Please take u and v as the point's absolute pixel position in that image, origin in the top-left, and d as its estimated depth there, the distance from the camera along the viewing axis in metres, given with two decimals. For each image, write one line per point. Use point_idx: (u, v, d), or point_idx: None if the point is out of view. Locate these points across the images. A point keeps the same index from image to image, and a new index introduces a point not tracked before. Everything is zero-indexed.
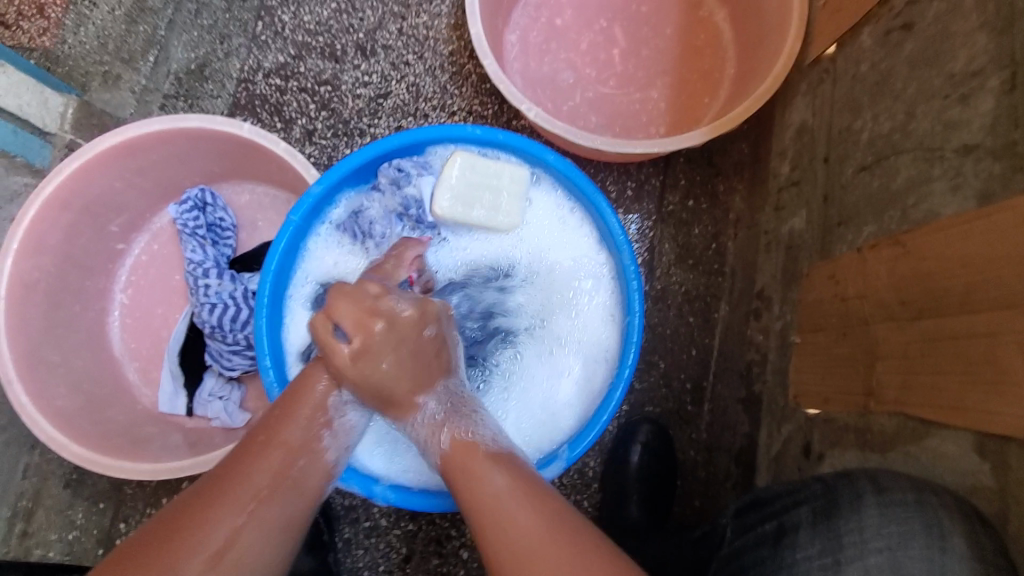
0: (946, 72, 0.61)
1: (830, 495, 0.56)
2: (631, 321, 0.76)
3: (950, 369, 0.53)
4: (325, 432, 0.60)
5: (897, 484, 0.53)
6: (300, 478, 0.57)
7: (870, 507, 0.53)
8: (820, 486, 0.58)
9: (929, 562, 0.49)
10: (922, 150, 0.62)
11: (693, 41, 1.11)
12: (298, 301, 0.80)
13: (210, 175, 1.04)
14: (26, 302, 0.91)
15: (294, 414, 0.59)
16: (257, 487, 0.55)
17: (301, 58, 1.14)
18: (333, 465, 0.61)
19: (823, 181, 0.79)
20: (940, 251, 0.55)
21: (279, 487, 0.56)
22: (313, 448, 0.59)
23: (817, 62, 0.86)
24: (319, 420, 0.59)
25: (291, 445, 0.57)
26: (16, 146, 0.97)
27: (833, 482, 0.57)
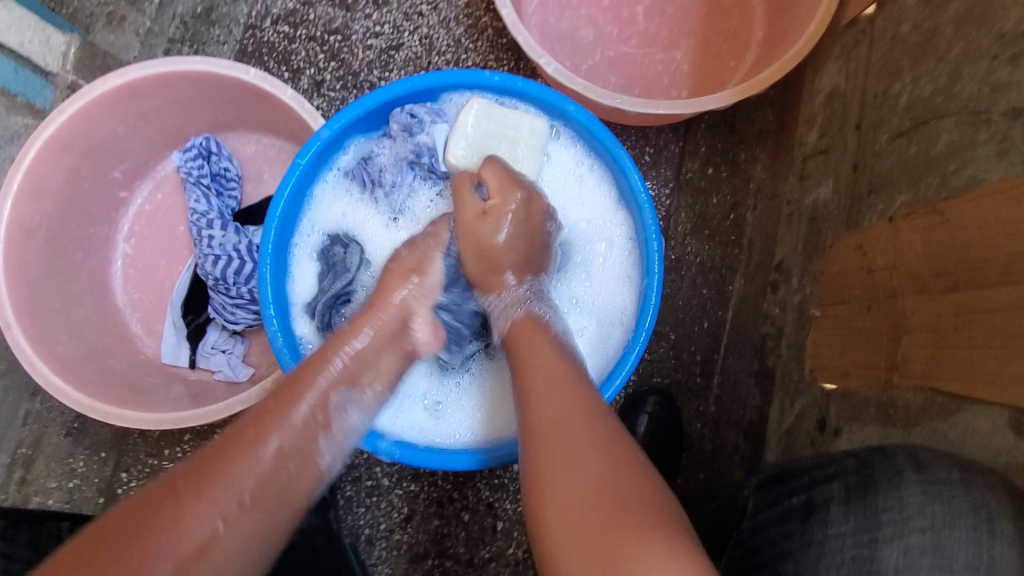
0: (997, 31, 0.57)
1: (865, 471, 0.54)
2: (649, 282, 0.73)
3: (986, 343, 0.50)
4: (322, 434, 0.60)
5: (939, 461, 0.51)
6: (289, 483, 0.56)
7: (912, 486, 0.51)
8: (852, 462, 0.56)
9: (976, 543, 0.49)
10: (967, 113, 0.58)
11: (721, 1, 1.06)
12: (304, 250, 0.78)
13: (216, 124, 1.01)
14: (27, 246, 0.89)
15: (291, 413, 0.58)
16: (241, 490, 0.53)
17: (310, 5, 1.09)
18: (325, 469, 0.60)
19: (854, 148, 0.76)
20: (984, 219, 0.52)
21: (266, 492, 0.54)
22: (307, 451, 0.58)
23: (854, 22, 0.82)
24: (319, 420, 0.59)
25: (283, 450, 0.56)
26: (18, 84, 0.94)
27: (867, 457, 0.55)
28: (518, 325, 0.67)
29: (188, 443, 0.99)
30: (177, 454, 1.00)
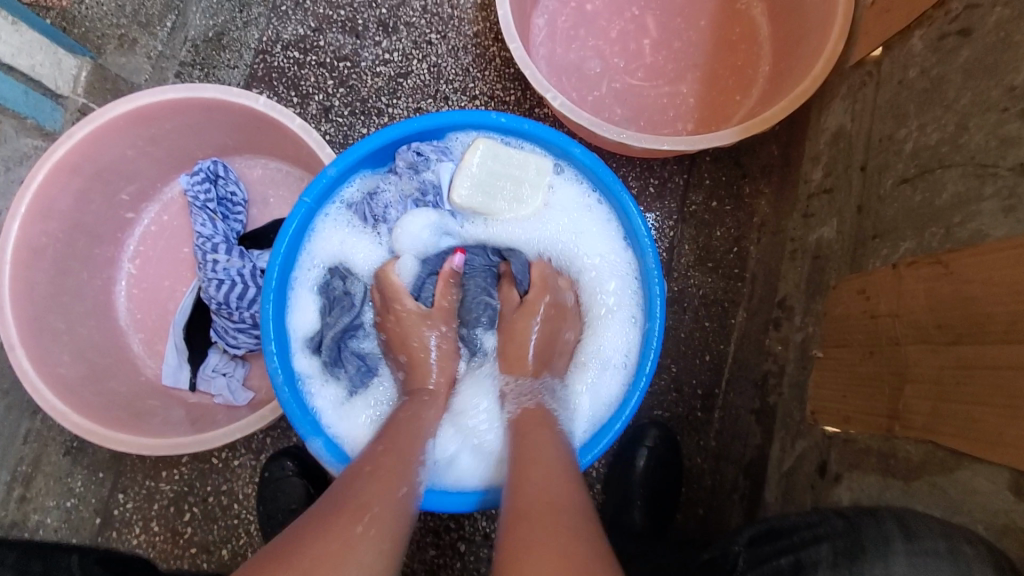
0: (1005, 84, 0.56)
1: (853, 535, 0.52)
2: (651, 327, 0.73)
3: (989, 402, 0.50)
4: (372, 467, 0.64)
5: (928, 531, 0.50)
6: None
7: (899, 554, 0.49)
8: (841, 522, 0.55)
9: None
10: (973, 165, 0.58)
11: (727, 36, 1.07)
12: (306, 284, 0.78)
13: (224, 148, 1.02)
14: (33, 267, 0.90)
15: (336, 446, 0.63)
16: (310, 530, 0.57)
17: (321, 32, 1.11)
18: None
19: (858, 191, 0.76)
20: (987, 275, 0.51)
21: None
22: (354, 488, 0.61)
23: (860, 64, 0.82)
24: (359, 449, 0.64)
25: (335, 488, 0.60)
26: (28, 108, 0.94)
27: (856, 519, 0.54)
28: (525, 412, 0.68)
29: (185, 465, 0.99)
30: (174, 476, 1.00)
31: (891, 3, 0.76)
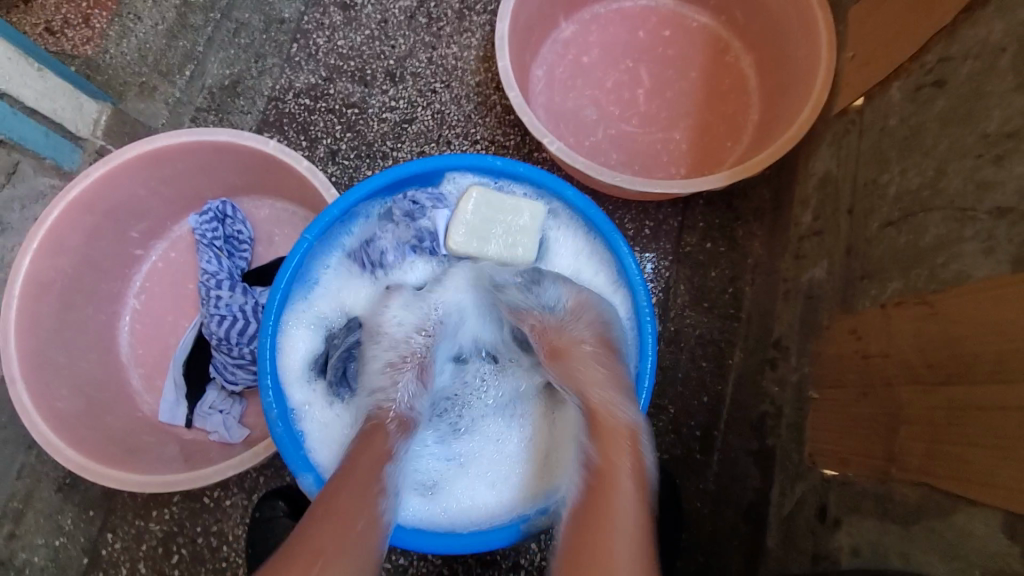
0: (979, 132, 0.59)
1: None
2: (643, 366, 0.74)
3: (980, 441, 0.49)
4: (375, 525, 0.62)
5: None
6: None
7: None
8: None
9: None
10: (953, 209, 0.59)
11: (718, 86, 1.12)
12: (301, 327, 0.79)
13: (233, 188, 1.06)
14: (40, 301, 0.92)
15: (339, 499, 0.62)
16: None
17: (332, 81, 1.17)
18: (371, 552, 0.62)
19: (847, 233, 0.78)
20: (972, 314, 0.52)
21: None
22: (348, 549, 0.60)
23: (844, 113, 0.86)
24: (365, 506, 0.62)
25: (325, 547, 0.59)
26: (48, 148, 0.98)
27: None
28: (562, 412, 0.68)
29: (177, 504, 0.98)
30: (165, 515, 0.98)
31: (870, 57, 0.80)
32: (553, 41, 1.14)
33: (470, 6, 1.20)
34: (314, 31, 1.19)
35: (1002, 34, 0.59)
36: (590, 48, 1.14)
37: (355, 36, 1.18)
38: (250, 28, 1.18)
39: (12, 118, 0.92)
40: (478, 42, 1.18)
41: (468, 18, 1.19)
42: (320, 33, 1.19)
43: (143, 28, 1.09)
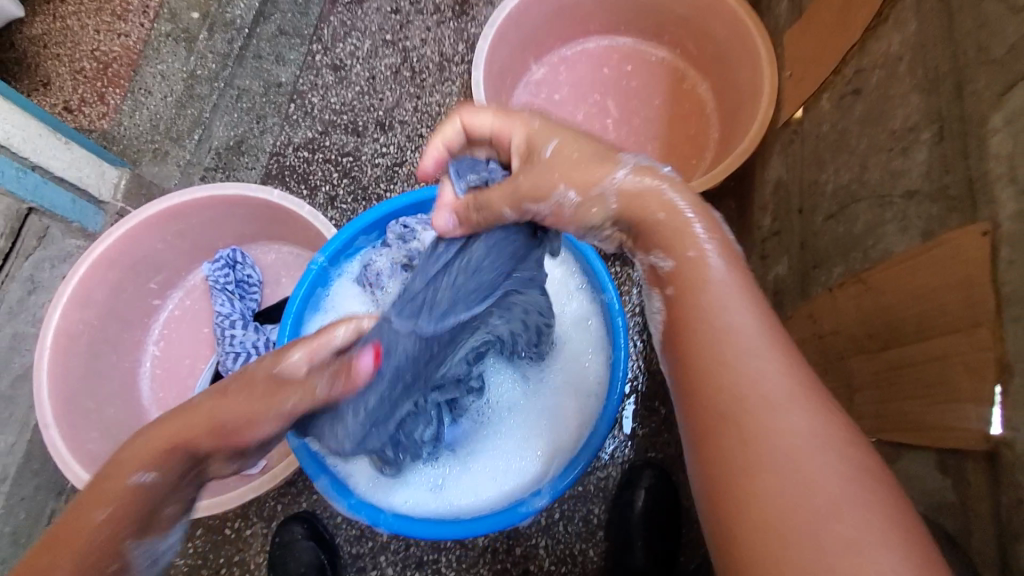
0: (889, 130, 0.68)
1: None
2: (618, 354, 0.80)
3: (916, 394, 0.55)
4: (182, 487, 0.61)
5: None
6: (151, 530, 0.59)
7: None
8: None
9: None
10: (876, 197, 0.68)
11: (679, 111, 1.22)
12: None
13: (242, 237, 1.15)
14: (70, 352, 0.99)
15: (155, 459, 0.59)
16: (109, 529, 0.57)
17: (327, 134, 1.28)
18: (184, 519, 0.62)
19: (799, 229, 0.85)
20: (897, 284, 0.59)
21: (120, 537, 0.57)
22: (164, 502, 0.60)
23: (787, 125, 0.95)
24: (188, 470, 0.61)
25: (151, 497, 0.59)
26: (74, 213, 1.08)
27: None
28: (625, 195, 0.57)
29: (199, 538, 1.01)
30: (189, 550, 1.00)
31: (803, 74, 0.90)
32: (525, 83, 1.26)
33: (448, 58, 1.32)
34: (309, 92, 1.31)
35: (899, 46, 0.68)
36: (560, 87, 1.25)
37: (346, 93, 1.31)
38: (250, 92, 1.31)
39: (44, 187, 1.02)
40: (458, 89, 1.30)
41: (447, 69, 1.31)
42: (315, 93, 1.31)
43: (155, 101, 1.24)
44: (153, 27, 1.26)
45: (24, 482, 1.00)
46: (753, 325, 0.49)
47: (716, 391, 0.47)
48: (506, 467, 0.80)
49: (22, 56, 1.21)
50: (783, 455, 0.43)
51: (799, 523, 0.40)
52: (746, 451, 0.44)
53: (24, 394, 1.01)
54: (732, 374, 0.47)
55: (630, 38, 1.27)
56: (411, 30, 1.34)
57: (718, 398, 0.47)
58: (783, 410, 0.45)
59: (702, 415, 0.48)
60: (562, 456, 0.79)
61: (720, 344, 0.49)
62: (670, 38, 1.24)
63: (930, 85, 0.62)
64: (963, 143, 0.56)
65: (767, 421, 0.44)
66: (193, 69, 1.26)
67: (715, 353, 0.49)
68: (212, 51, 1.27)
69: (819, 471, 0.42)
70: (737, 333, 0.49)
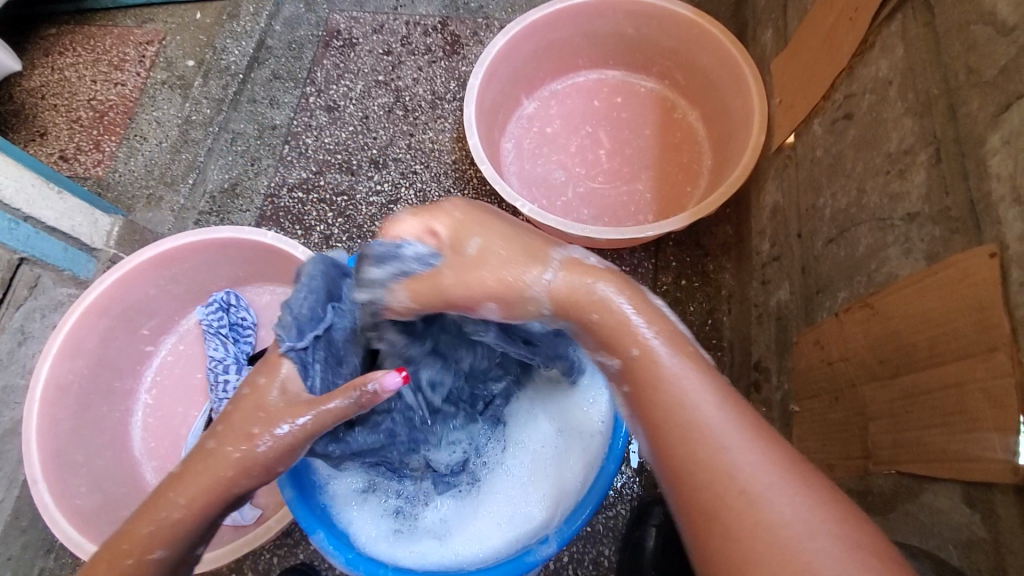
0: (884, 152, 0.67)
1: None
2: None
3: (933, 424, 0.53)
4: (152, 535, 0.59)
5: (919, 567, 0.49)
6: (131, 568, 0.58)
7: None
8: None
9: None
10: (876, 221, 0.67)
11: (671, 140, 1.23)
12: None
13: (236, 280, 1.13)
14: (60, 404, 0.97)
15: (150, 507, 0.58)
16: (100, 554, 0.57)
17: (321, 173, 1.28)
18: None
19: (800, 254, 0.84)
20: (905, 309, 0.57)
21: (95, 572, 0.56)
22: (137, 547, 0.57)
23: (780, 150, 0.95)
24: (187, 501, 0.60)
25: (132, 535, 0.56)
26: (65, 261, 1.05)
27: None
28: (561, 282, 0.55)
29: None
30: None
31: (793, 100, 0.90)
32: (517, 118, 1.27)
33: (440, 96, 1.34)
34: (303, 133, 1.32)
35: (888, 70, 0.68)
36: (552, 120, 1.27)
37: (340, 133, 1.32)
38: (245, 135, 1.31)
39: (35, 238, 1.00)
40: (451, 126, 1.31)
41: (440, 106, 1.33)
42: (309, 134, 1.32)
43: (149, 146, 1.27)
44: (148, 76, 1.34)
45: (12, 540, 0.95)
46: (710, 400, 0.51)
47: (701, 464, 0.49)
48: (514, 513, 0.77)
49: (21, 108, 1.30)
50: (744, 495, 0.47)
51: (765, 554, 0.45)
52: (729, 512, 0.47)
53: (13, 449, 0.98)
54: (706, 432, 0.49)
55: (619, 71, 1.29)
56: (403, 71, 1.37)
57: (681, 453, 0.50)
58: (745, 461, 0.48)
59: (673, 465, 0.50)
60: (568, 501, 0.75)
61: (679, 407, 0.51)
62: (658, 69, 1.26)
63: (923, 108, 0.62)
64: (961, 164, 0.56)
65: (732, 456, 0.48)
66: (188, 114, 1.30)
67: (682, 409, 0.51)
68: (208, 96, 1.32)
69: (788, 510, 0.45)
70: (700, 405, 0.51)
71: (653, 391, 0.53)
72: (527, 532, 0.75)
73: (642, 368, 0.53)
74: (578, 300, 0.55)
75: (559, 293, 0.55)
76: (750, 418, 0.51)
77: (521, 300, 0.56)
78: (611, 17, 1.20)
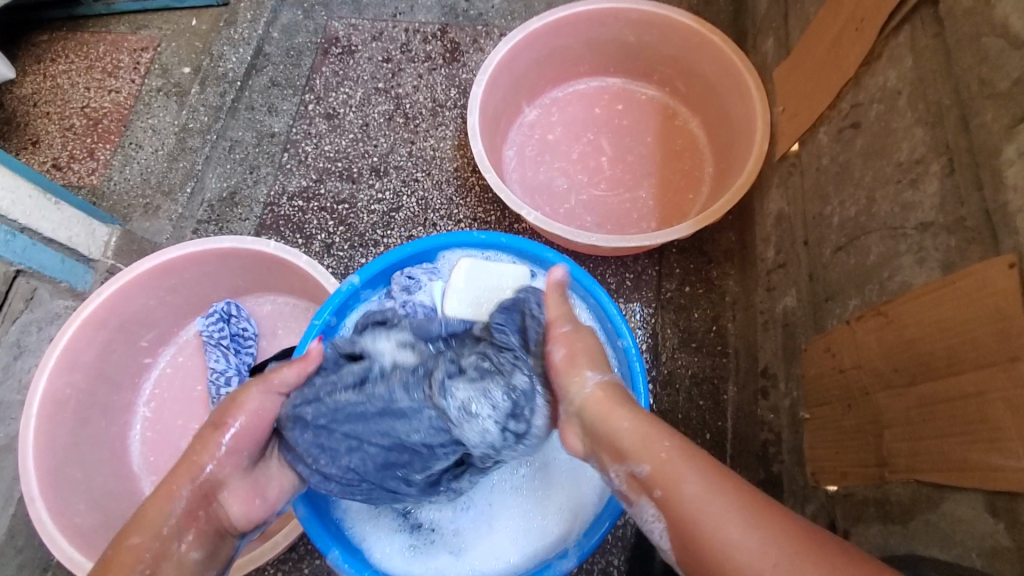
0: (894, 161, 0.68)
1: None
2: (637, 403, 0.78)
3: (953, 433, 0.53)
4: None
5: None
6: None
7: None
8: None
9: None
10: (887, 229, 0.68)
11: (673, 147, 1.23)
12: None
13: (236, 289, 1.12)
14: (57, 418, 0.95)
15: None
16: None
17: (322, 181, 1.27)
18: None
19: (807, 262, 0.85)
20: (921, 317, 0.58)
21: None
22: None
23: (784, 157, 0.96)
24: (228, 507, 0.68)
25: None
26: (63, 273, 1.02)
27: None
28: (597, 390, 0.65)
29: None
30: None
31: (797, 109, 0.91)
32: (519, 125, 1.27)
33: (441, 103, 1.34)
34: (303, 140, 1.31)
35: (897, 80, 0.69)
36: (554, 127, 1.27)
37: (340, 141, 1.31)
38: (243, 143, 1.30)
39: (32, 249, 0.97)
40: (452, 133, 1.31)
41: (441, 114, 1.33)
42: (309, 141, 1.31)
43: (145, 155, 1.25)
44: (143, 83, 1.32)
45: (8, 560, 0.93)
46: (716, 490, 0.51)
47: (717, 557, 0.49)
48: (530, 527, 0.76)
49: (12, 115, 1.28)
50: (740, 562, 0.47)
51: None
52: None
53: (8, 466, 0.95)
54: (685, 488, 0.53)
55: (620, 78, 1.30)
56: (403, 78, 1.36)
57: (700, 551, 0.50)
58: (754, 537, 0.47)
59: (685, 549, 0.52)
60: (586, 514, 0.75)
61: (689, 502, 0.52)
62: (659, 76, 1.26)
63: (935, 118, 0.62)
64: (976, 175, 0.56)
65: (711, 516, 0.50)
66: (185, 122, 1.27)
67: (684, 502, 0.52)
68: (204, 104, 1.29)
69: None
70: (704, 491, 0.52)
71: (660, 489, 0.54)
72: (544, 548, 0.75)
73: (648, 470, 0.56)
74: (608, 406, 0.63)
75: (598, 396, 0.64)
76: (768, 512, 0.49)
77: (573, 376, 0.66)
78: (613, 25, 1.20)
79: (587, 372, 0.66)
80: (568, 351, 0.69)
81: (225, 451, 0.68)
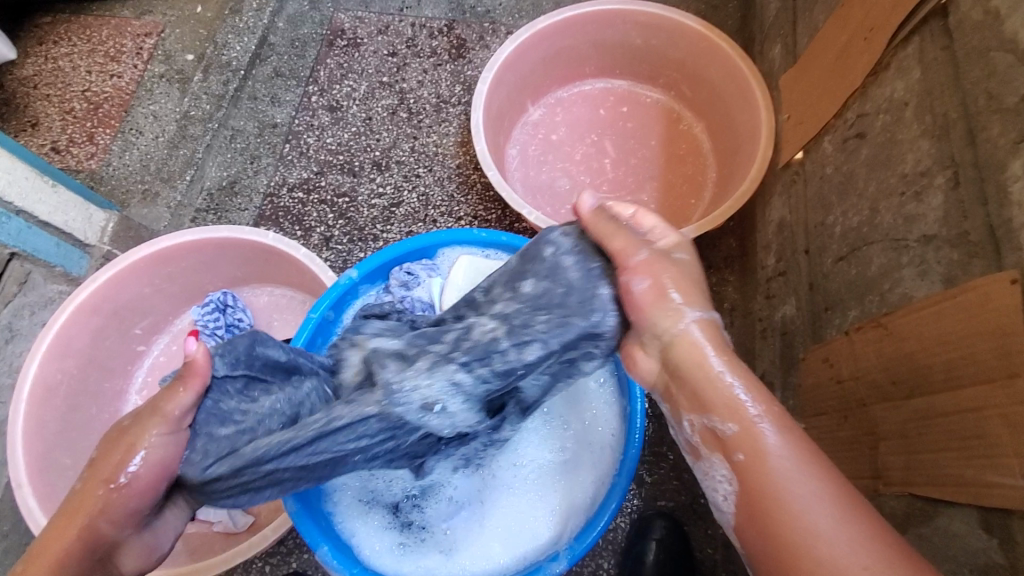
0: (899, 173, 0.68)
1: None
2: (633, 406, 0.77)
3: (948, 448, 0.53)
4: None
5: None
6: None
7: None
8: None
9: None
10: (889, 241, 0.67)
11: (676, 151, 1.23)
12: None
13: (233, 279, 1.11)
14: (47, 404, 0.94)
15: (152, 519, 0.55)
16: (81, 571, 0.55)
17: (323, 174, 1.26)
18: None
19: (807, 271, 0.84)
20: (920, 330, 0.57)
21: None
22: None
23: (788, 166, 0.96)
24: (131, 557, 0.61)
25: None
26: (58, 257, 1.02)
27: None
28: (702, 330, 0.57)
29: None
30: None
31: (802, 117, 0.91)
32: (523, 124, 1.26)
33: (446, 100, 1.33)
34: (305, 132, 1.30)
35: (904, 91, 0.69)
36: (558, 127, 1.26)
37: (342, 134, 1.30)
38: (245, 133, 1.30)
39: (27, 232, 0.96)
40: (456, 130, 1.30)
41: (445, 110, 1.32)
42: (311, 133, 1.30)
43: (145, 141, 1.24)
44: (146, 68, 1.31)
45: None
46: (808, 476, 0.49)
47: (794, 539, 0.47)
48: (521, 529, 0.76)
49: (11, 96, 1.26)
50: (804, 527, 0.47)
51: None
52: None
53: None
54: (772, 463, 0.51)
55: (625, 80, 1.29)
56: (408, 73, 1.36)
57: (768, 524, 0.49)
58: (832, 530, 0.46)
59: (749, 517, 0.51)
60: (578, 518, 0.75)
61: (780, 484, 0.49)
62: (664, 80, 1.26)
63: (941, 131, 0.62)
64: (981, 189, 0.56)
65: (795, 494, 0.48)
66: (187, 109, 1.27)
67: (770, 477, 0.50)
68: (207, 92, 1.28)
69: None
70: (797, 478, 0.49)
71: (747, 462, 0.52)
72: (534, 550, 0.74)
73: (739, 439, 0.53)
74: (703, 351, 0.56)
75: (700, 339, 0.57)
76: (849, 503, 0.48)
77: (670, 307, 0.57)
78: (620, 27, 1.20)
79: (687, 307, 0.57)
80: (654, 285, 0.58)
81: (125, 510, 0.59)
